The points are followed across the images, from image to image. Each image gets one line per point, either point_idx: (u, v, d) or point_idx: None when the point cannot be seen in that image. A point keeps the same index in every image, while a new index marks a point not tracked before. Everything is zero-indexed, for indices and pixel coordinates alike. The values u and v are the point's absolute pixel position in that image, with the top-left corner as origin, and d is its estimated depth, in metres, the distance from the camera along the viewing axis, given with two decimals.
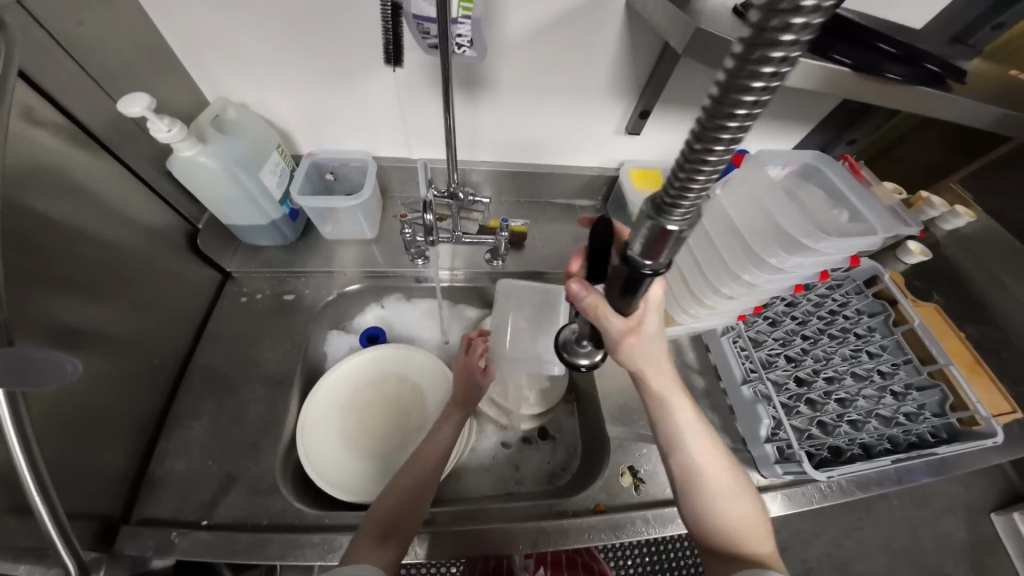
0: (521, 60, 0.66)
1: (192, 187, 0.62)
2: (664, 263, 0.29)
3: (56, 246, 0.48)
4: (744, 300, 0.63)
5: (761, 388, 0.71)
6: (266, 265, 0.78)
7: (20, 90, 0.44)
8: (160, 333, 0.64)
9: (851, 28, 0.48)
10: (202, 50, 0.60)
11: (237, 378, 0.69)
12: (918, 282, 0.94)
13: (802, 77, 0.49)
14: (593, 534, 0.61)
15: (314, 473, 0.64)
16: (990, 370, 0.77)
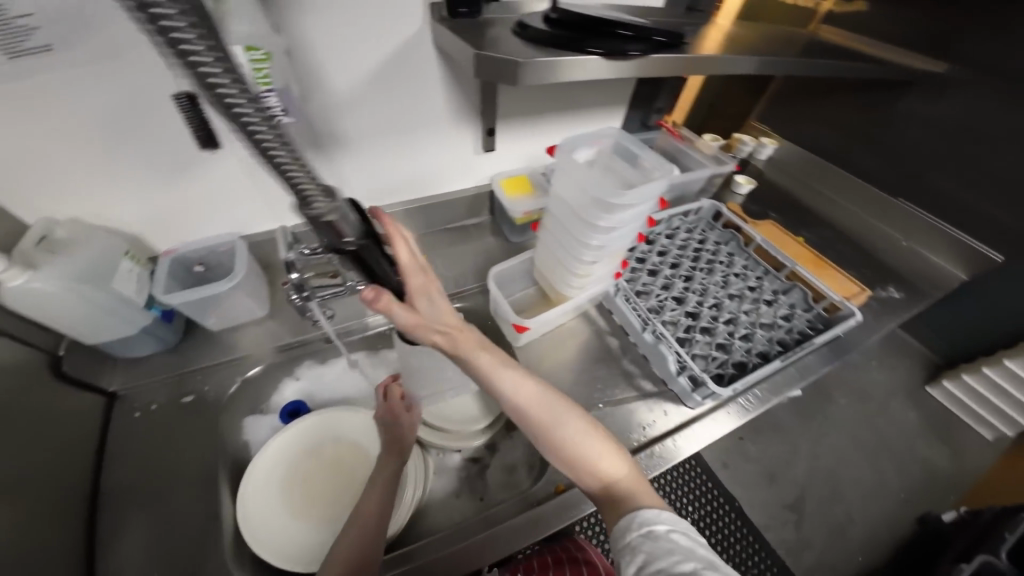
0: (362, 114, 0.71)
1: (41, 317, 0.58)
2: (344, 240, 0.46)
3: None
4: (608, 260, 0.71)
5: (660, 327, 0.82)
6: (159, 372, 0.74)
7: None
8: (52, 470, 0.58)
9: (592, 25, 0.59)
10: (18, 173, 0.57)
11: (154, 494, 0.64)
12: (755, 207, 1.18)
13: (574, 70, 0.58)
14: (562, 513, 0.64)
15: (271, 556, 0.61)
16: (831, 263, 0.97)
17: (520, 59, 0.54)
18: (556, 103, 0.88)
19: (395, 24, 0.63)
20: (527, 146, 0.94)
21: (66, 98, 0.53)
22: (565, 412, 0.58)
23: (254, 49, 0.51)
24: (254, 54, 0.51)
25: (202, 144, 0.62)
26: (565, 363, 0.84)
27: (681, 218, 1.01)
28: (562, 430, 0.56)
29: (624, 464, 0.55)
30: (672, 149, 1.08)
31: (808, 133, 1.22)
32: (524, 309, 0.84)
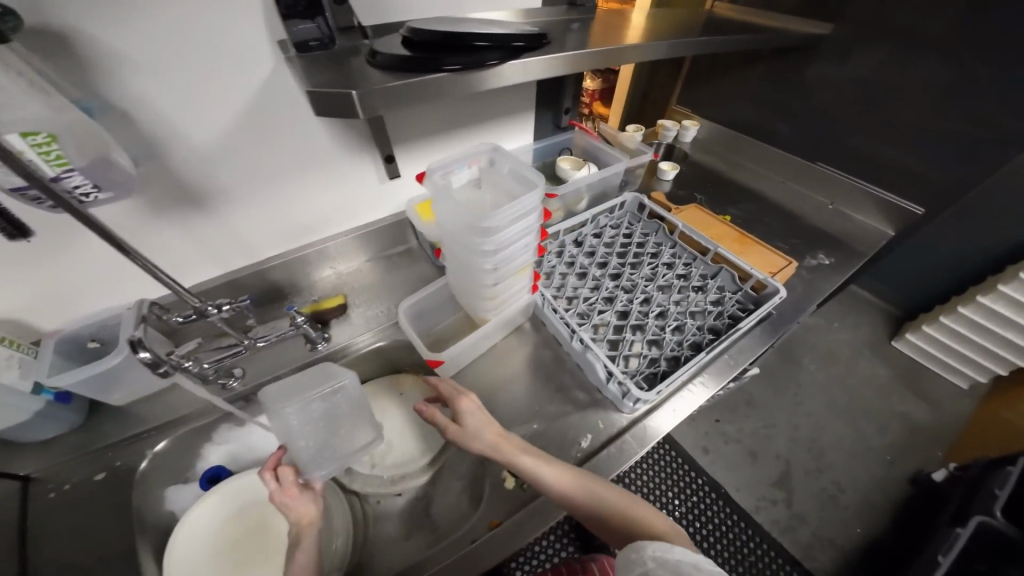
0: (235, 164, 0.70)
1: None
2: (158, 368, 0.59)
3: None
4: (513, 276, 0.68)
5: (591, 330, 0.85)
6: (64, 456, 0.70)
7: None
8: None
9: (436, 39, 0.56)
10: None
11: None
12: (683, 192, 1.21)
13: (421, 91, 0.54)
14: (493, 552, 0.61)
15: None
16: (756, 239, 1.03)
17: (345, 90, 0.49)
18: (454, 118, 0.88)
19: (243, 73, 0.62)
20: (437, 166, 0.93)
21: None
22: (593, 483, 0.62)
23: (37, 133, 0.43)
24: (37, 138, 0.43)
25: (10, 237, 0.52)
26: (498, 384, 0.81)
27: (607, 217, 1.04)
28: (596, 500, 0.60)
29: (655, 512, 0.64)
30: (591, 147, 1.08)
31: (725, 110, 1.34)
32: (445, 338, 0.81)
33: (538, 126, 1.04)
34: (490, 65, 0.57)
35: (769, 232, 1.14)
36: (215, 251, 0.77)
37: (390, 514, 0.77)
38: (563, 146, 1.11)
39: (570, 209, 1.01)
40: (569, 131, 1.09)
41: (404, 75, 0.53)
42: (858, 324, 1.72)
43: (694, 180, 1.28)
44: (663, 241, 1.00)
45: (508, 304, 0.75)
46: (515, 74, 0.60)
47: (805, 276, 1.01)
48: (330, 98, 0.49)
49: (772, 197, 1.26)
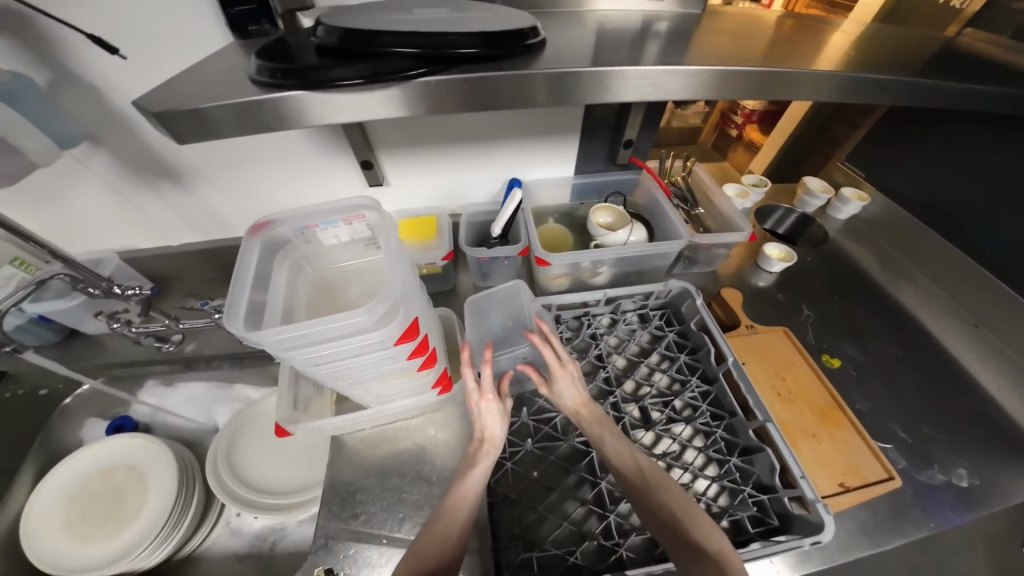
0: (203, 149, 0.64)
1: None
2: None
3: None
4: (382, 380, 0.54)
5: (524, 456, 0.63)
6: (25, 368, 0.75)
7: None
8: None
9: (353, 34, 0.37)
10: None
11: None
12: (783, 295, 0.82)
13: (307, 116, 0.38)
14: None
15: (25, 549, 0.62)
16: (856, 420, 0.64)
17: (170, 108, 0.34)
18: (469, 132, 0.69)
19: (194, 45, 0.53)
20: (440, 180, 0.76)
21: None
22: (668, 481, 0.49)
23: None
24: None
25: None
26: (389, 463, 0.66)
27: (635, 303, 0.72)
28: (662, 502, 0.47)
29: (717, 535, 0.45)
30: (652, 201, 0.76)
31: (926, 188, 0.86)
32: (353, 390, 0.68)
33: (585, 155, 0.74)
34: (412, 75, 0.37)
35: (889, 402, 0.70)
36: (190, 217, 0.73)
37: (240, 532, 0.73)
38: (615, 187, 0.79)
39: (583, 279, 0.74)
40: (632, 170, 0.76)
41: (275, 87, 0.36)
42: None
43: (813, 275, 0.86)
44: (692, 371, 0.68)
45: (388, 397, 0.61)
46: (656, 84, 0.44)
47: (910, 506, 0.59)
48: (152, 114, 0.35)
49: (941, 342, 0.78)
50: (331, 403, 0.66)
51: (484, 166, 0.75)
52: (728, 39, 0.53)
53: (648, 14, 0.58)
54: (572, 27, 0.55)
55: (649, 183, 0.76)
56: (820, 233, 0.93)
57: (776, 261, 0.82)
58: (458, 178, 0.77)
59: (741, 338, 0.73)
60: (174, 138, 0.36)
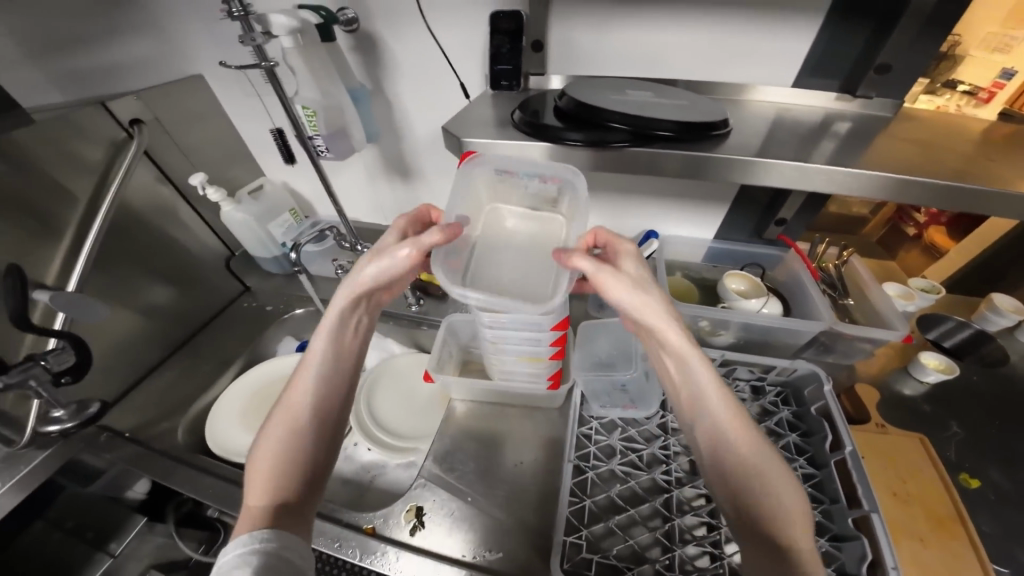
0: (434, 156, 0.89)
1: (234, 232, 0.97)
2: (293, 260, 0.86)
3: (142, 247, 0.84)
4: (517, 361, 0.67)
5: (605, 472, 0.69)
6: (267, 285, 1.07)
7: (147, 164, 0.82)
8: (182, 316, 0.94)
9: (587, 111, 0.53)
10: (267, 147, 1.00)
11: (210, 353, 0.95)
12: (931, 408, 0.73)
13: (544, 156, 0.54)
14: (345, 547, 0.64)
15: (208, 425, 0.82)
16: (978, 540, 0.59)
17: (461, 137, 0.55)
18: (627, 184, 0.79)
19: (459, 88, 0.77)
20: (587, 219, 0.88)
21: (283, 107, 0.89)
22: (772, 466, 0.43)
23: (309, 108, 0.66)
24: (307, 110, 0.66)
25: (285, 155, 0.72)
26: (492, 440, 0.78)
27: (751, 373, 0.73)
28: (755, 484, 0.42)
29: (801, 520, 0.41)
30: (794, 281, 0.76)
31: None
32: (475, 368, 0.83)
33: (728, 223, 0.78)
34: (618, 145, 0.50)
35: None
36: (402, 204, 1.01)
37: (353, 459, 0.86)
38: (754, 259, 0.80)
39: (701, 335, 0.77)
40: (777, 247, 0.77)
41: (525, 137, 0.54)
42: None
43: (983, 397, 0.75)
44: (800, 454, 0.65)
45: (514, 379, 0.73)
46: (838, 179, 0.49)
47: None
48: (452, 138, 0.57)
49: None
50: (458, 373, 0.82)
51: (629, 214, 0.85)
52: (909, 141, 0.56)
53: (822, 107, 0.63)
54: (751, 112, 0.63)
55: (794, 264, 0.76)
56: (1000, 357, 0.80)
57: (930, 371, 0.74)
58: (601, 220, 0.87)
59: (864, 433, 0.69)
60: (458, 155, 0.57)
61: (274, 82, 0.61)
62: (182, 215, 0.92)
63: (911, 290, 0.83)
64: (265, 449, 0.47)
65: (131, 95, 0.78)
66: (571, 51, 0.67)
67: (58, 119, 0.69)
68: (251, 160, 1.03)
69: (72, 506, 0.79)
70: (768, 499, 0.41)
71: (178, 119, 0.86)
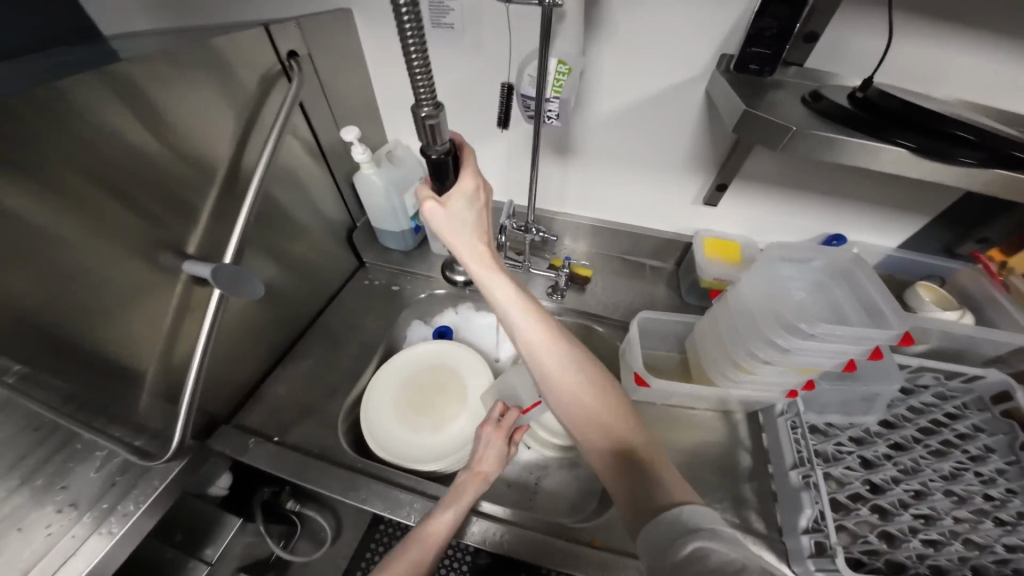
0: (610, 137, 0.81)
1: (364, 195, 0.87)
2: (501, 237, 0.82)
3: (269, 214, 0.72)
4: (784, 368, 0.60)
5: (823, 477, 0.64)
6: (387, 261, 0.98)
7: (294, 116, 0.71)
8: (307, 295, 0.86)
9: (918, 116, 0.49)
10: (400, 107, 0.87)
11: (341, 336, 0.88)
12: None
13: (863, 158, 0.51)
14: (582, 565, 0.60)
15: (365, 424, 0.75)
16: None
17: (790, 125, 0.51)
18: (826, 185, 0.77)
19: (675, 64, 0.69)
20: (758, 218, 0.86)
21: (440, 64, 0.77)
22: (575, 367, 0.58)
23: (563, 63, 0.57)
24: (562, 66, 0.57)
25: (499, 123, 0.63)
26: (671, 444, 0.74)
27: (935, 378, 0.71)
28: (581, 405, 0.56)
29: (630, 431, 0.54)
30: (977, 297, 0.76)
31: None
32: (656, 367, 0.79)
33: (917, 235, 0.79)
34: (958, 160, 0.47)
35: None
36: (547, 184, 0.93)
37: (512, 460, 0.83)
38: (931, 271, 0.82)
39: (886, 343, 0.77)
40: (959, 262, 0.79)
41: (844, 131, 0.51)
42: None
43: None
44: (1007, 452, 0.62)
45: (743, 390, 0.67)
46: None
47: None
48: (756, 122, 0.54)
49: None
50: (650, 370, 0.78)
51: (808, 218, 0.83)
52: None
53: None
54: (1017, 119, 0.60)
55: (967, 279, 0.78)
56: None
57: None
58: (775, 220, 0.86)
59: None
60: (773, 145, 0.53)
61: (542, 28, 0.51)
62: (310, 180, 0.79)
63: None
64: (443, 525, 0.56)
65: (292, 21, 0.66)
66: (839, 47, 0.61)
67: (196, 47, 0.53)
68: (378, 120, 0.90)
69: (183, 513, 0.68)
70: (579, 404, 0.56)
71: (322, 62, 0.73)
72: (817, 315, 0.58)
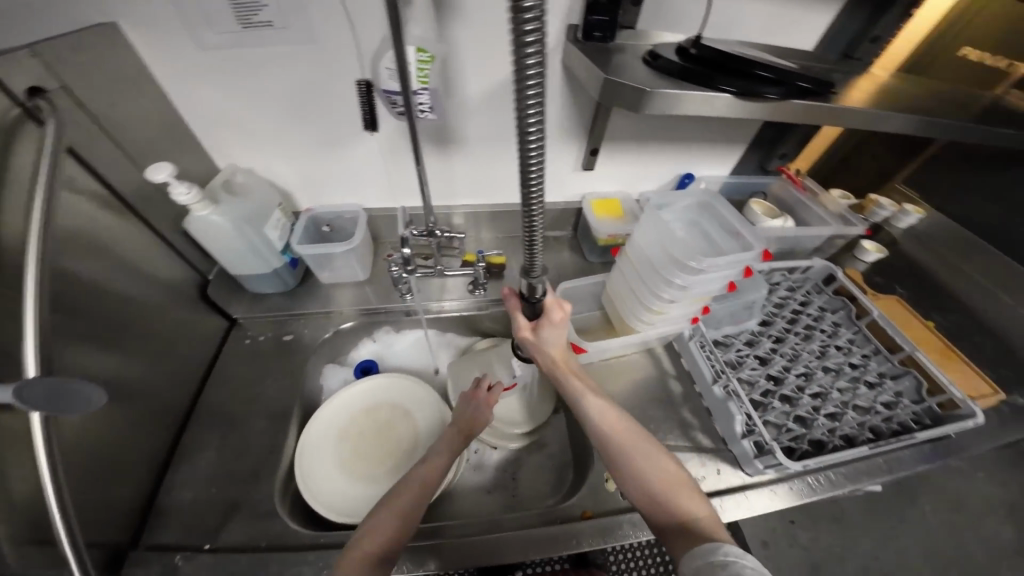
0: (485, 121, 0.78)
1: (206, 243, 0.69)
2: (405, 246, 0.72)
3: (80, 305, 0.53)
4: (687, 302, 0.69)
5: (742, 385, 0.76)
6: (271, 309, 0.82)
7: (66, 165, 0.51)
8: (168, 379, 0.67)
9: (729, 65, 0.59)
10: (226, 126, 0.70)
11: (240, 413, 0.72)
12: (877, 276, 1.00)
13: (700, 107, 0.58)
14: (583, 540, 0.64)
15: (309, 496, 0.67)
16: (964, 357, 0.80)
17: (643, 87, 0.56)
18: (676, 134, 0.87)
19: None
20: (632, 174, 0.95)
21: (266, 67, 0.63)
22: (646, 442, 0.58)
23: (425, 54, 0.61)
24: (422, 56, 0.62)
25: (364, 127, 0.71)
26: (618, 395, 0.80)
27: (783, 275, 0.89)
28: (644, 472, 0.55)
29: (700, 502, 0.53)
30: (789, 200, 0.99)
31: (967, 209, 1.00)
32: (585, 330, 0.84)
33: (745, 161, 0.96)
34: (764, 96, 0.58)
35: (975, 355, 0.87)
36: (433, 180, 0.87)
37: (483, 467, 0.84)
38: (755, 189, 1.02)
39: None
40: (770, 176, 0.99)
41: (682, 85, 0.58)
42: None
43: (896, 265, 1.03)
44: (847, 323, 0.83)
45: (660, 326, 0.76)
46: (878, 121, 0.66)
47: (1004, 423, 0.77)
48: (616, 87, 0.57)
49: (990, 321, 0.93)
50: (581, 336, 0.82)
51: (667, 166, 0.94)
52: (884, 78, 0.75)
53: (828, 41, 0.75)
54: (792, 55, 0.74)
55: (783, 188, 0.99)
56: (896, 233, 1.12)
57: (871, 252, 0.98)
58: (644, 172, 0.95)
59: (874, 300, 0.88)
60: (630, 107, 0.58)
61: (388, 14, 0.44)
62: (123, 242, 0.60)
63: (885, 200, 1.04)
64: (436, 469, 0.58)
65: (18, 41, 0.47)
66: (661, 7, 0.67)
67: None
68: (199, 144, 0.72)
69: None
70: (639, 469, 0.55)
71: (87, 86, 0.53)
72: (702, 249, 0.67)
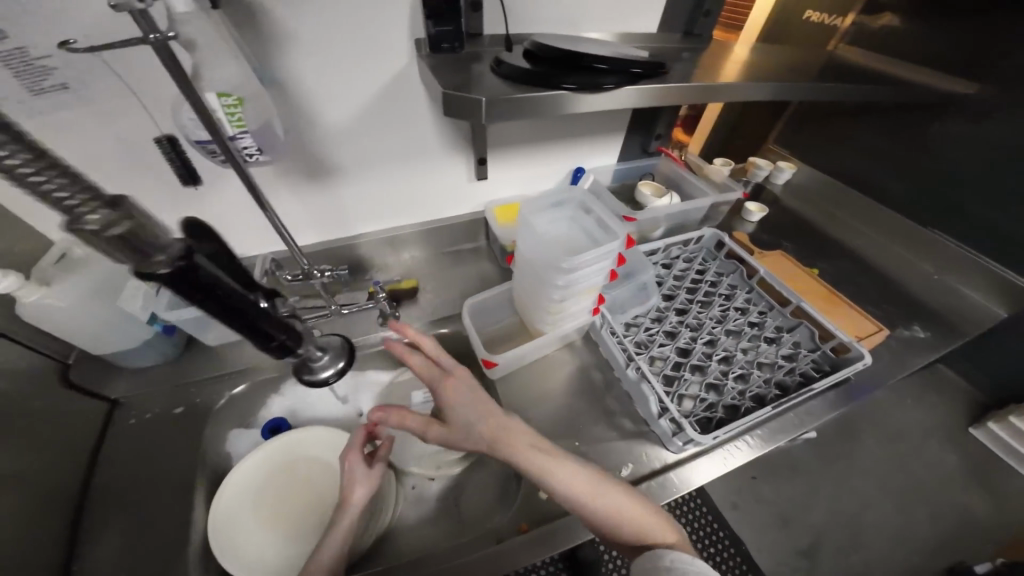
0: (354, 147, 0.75)
1: (52, 327, 0.63)
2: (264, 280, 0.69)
3: None
4: (579, 296, 0.70)
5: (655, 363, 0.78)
6: (156, 383, 0.75)
7: None
8: (47, 468, 0.60)
9: (566, 61, 0.60)
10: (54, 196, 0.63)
11: (128, 505, 0.65)
12: (768, 235, 1.07)
13: (551, 106, 0.59)
14: (521, 555, 0.61)
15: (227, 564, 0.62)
16: (847, 300, 0.88)
17: (478, 96, 0.54)
18: (556, 131, 0.89)
19: (377, 61, 0.66)
20: (525, 175, 0.96)
21: (81, 126, 0.57)
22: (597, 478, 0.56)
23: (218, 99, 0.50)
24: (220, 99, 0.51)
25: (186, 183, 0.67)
26: (543, 398, 0.79)
27: (678, 249, 0.95)
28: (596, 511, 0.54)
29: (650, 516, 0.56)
30: (674, 176, 1.03)
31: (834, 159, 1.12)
32: (501, 339, 0.83)
33: (629, 147, 0.99)
34: (604, 86, 0.59)
35: (860, 291, 0.95)
36: (318, 216, 0.83)
37: (423, 499, 0.80)
38: (645, 171, 1.06)
39: (645, 236, 0.98)
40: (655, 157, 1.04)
41: (526, 88, 0.58)
42: (942, 400, 1.20)
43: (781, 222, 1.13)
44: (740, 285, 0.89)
45: (567, 322, 0.76)
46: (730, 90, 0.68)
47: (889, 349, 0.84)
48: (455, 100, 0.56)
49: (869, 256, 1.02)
50: (493, 347, 0.81)
51: (558, 162, 0.96)
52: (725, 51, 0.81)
53: (668, 22, 0.79)
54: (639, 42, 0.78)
55: (668, 165, 1.03)
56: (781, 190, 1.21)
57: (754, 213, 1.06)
58: (537, 172, 0.96)
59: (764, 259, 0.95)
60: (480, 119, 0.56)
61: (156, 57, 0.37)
62: None
63: (762, 161, 1.15)
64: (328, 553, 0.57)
65: None
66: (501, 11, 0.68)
67: None
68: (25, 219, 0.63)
69: None
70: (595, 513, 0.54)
71: None
72: (578, 245, 0.68)
